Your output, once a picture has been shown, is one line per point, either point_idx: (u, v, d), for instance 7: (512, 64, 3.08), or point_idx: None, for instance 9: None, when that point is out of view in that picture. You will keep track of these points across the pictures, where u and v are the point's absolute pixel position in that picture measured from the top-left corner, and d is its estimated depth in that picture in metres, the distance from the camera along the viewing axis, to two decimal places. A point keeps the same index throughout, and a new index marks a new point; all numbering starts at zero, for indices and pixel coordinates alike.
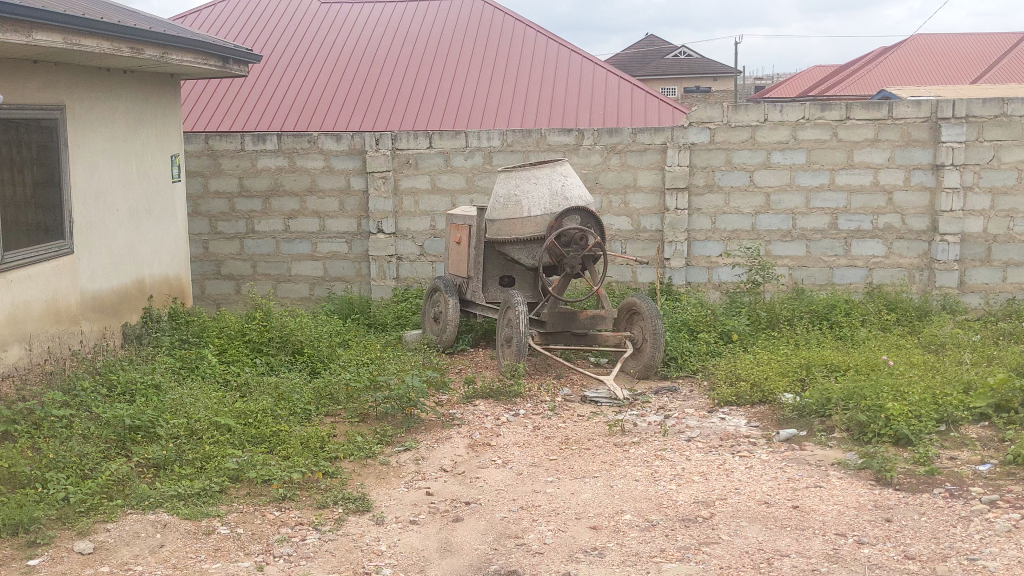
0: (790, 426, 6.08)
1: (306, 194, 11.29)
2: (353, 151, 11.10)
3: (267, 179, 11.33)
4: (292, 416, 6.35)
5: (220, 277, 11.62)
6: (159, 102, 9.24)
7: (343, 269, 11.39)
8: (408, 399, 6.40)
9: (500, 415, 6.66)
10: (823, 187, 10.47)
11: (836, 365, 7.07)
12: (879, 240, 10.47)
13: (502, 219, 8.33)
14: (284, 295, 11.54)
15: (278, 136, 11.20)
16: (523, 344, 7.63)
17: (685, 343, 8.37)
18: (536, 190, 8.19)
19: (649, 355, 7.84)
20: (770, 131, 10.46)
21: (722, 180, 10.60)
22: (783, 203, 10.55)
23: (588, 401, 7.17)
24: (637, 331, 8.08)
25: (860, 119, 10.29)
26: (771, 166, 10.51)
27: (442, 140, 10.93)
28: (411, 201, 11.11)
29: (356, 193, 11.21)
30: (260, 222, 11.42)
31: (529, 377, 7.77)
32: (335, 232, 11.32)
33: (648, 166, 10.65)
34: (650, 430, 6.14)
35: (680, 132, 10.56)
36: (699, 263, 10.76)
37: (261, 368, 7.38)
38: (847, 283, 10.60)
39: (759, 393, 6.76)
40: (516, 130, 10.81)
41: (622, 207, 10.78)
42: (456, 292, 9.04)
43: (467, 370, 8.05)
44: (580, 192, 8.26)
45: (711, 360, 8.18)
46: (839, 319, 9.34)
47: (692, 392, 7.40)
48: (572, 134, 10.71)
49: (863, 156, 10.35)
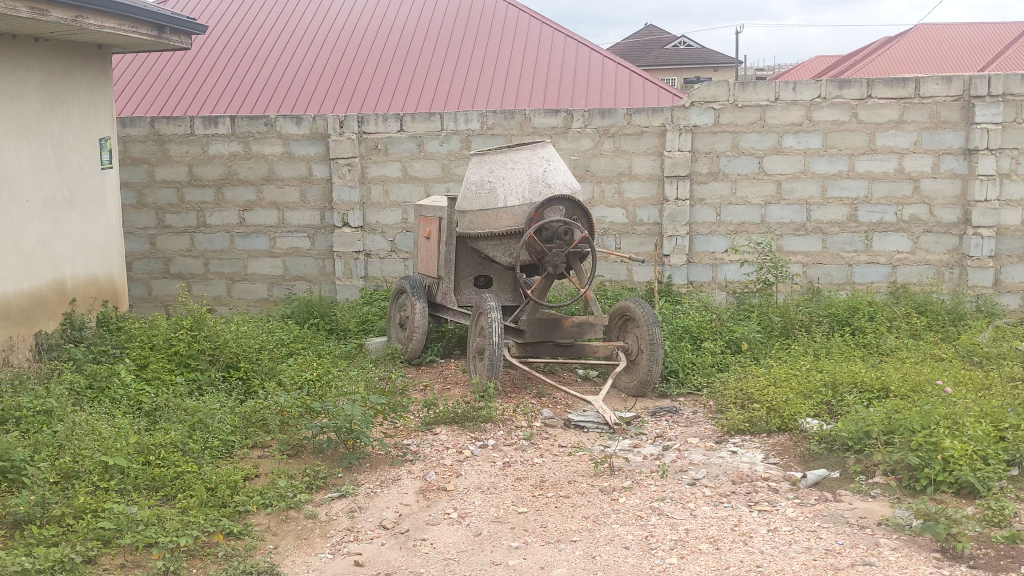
0: (817, 465, 4.92)
1: (263, 183, 10.12)
2: (315, 135, 9.93)
3: (220, 167, 10.15)
4: (208, 451, 5.21)
5: (168, 276, 10.43)
6: (84, 78, 8.09)
7: (305, 267, 10.21)
8: (350, 430, 5.22)
9: (463, 447, 5.48)
10: (841, 174, 9.30)
11: (868, 385, 5.91)
12: (903, 234, 9.30)
13: (474, 210, 7.15)
14: (239, 296, 10.35)
15: (231, 118, 10.03)
16: (497, 359, 6.45)
17: (688, 353, 7.23)
18: (515, 176, 7.02)
19: (645, 370, 6.71)
20: (782, 112, 9.29)
21: (729, 168, 9.43)
22: (796, 192, 9.37)
23: (573, 427, 6.02)
24: (632, 339, 6.94)
25: (882, 98, 9.13)
26: (784, 151, 9.33)
27: (414, 123, 9.76)
28: (380, 191, 9.94)
29: (318, 182, 10.03)
30: (213, 215, 10.25)
31: (505, 395, 6.60)
32: (296, 226, 10.14)
33: (644, 151, 9.48)
34: (646, 470, 4.97)
35: (680, 113, 9.39)
36: (701, 260, 9.57)
37: (183, 388, 6.21)
38: (868, 282, 9.42)
39: (777, 419, 5.59)
40: (497, 111, 9.65)
41: (616, 197, 9.59)
42: (425, 295, 7.88)
43: (433, 388, 6.88)
44: (565, 179, 7.09)
45: (719, 374, 7.02)
46: (863, 324, 8.16)
47: (697, 414, 6.24)
48: (560, 115, 9.54)
49: (887, 139, 9.18)
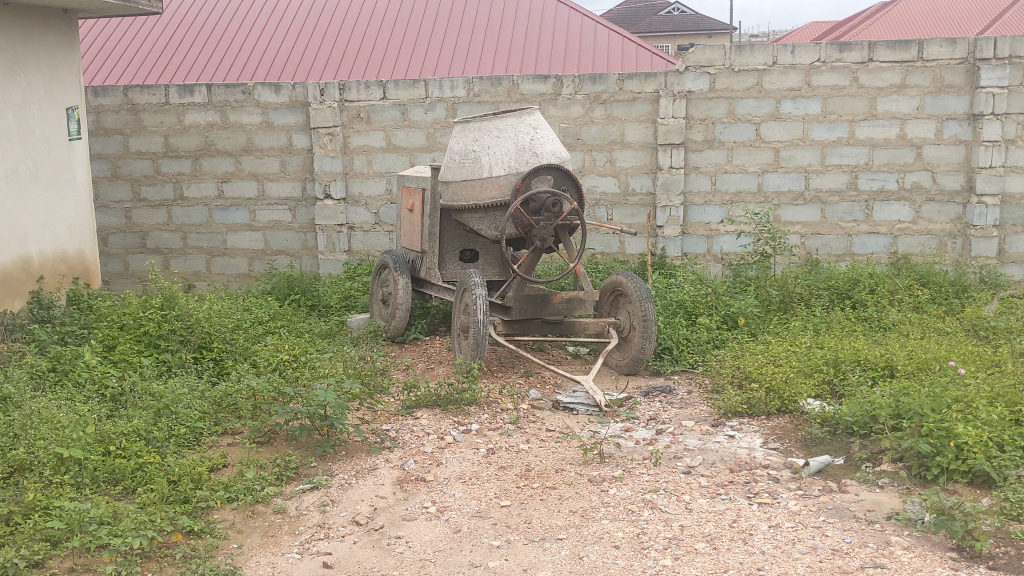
0: (820, 451, 4.64)
1: (241, 154, 9.75)
2: (294, 103, 9.56)
3: (197, 137, 9.77)
4: (173, 441, 4.91)
5: (145, 251, 10.07)
6: (48, 44, 7.70)
7: (286, 241, 9.86)
8: (324, 416, 4.90)
9: (445, 432, 5.18)
10: (840, 141, 8.96)
11: (872, 364, 5.63)
12: (905, 203, 8.98)
13: (457, 181, 6.80)
14: (219, 272, 10.00)
15: (207, 86, 9.65)
16: (482, 337, 6.14)
17: (682, 329, 6.93)
18: (501, 144, 6.68)
19: (638, 348, 6.42)
20: (780, 76, 8.93)
21: (724, 135, 9.08)
22: (794, 160, 9.03)
23: (562, 409, 5.74)
24: (624, 316, 6.65)
25: (884, 61, 8.78)
26: (782, 117, 8.98)
27: (397, 90, 9.40)
28: (364, 161, 9.59)
29: (299, 152, 9.67)
30: (190, 187, 9.88)
31: (491, 376, 6.30)
32: (276, 198, 9.78)
33: (637, 118, 9.12)
34: (638, 457, 4.68)
35: (674, 78, 9.03)
36: (696, 231, 9.25)
37: (150, 372, 5.89)
38: (868, 252, 9.10)
39: (777, 401, 5.30)
40: (484, 78, 9.28)
41: (607, 166, 9.24)
42: (408, 270, 7.57)
43: (416, 368, 6.57)
44: (553, 148, 6.76)
45: (715, 351, 6.74)
46: (864, 297, 7.86)
47: (691, 395, 5.96)
48: (549, 81, 9.17)
49: (888, 104, 8.84)
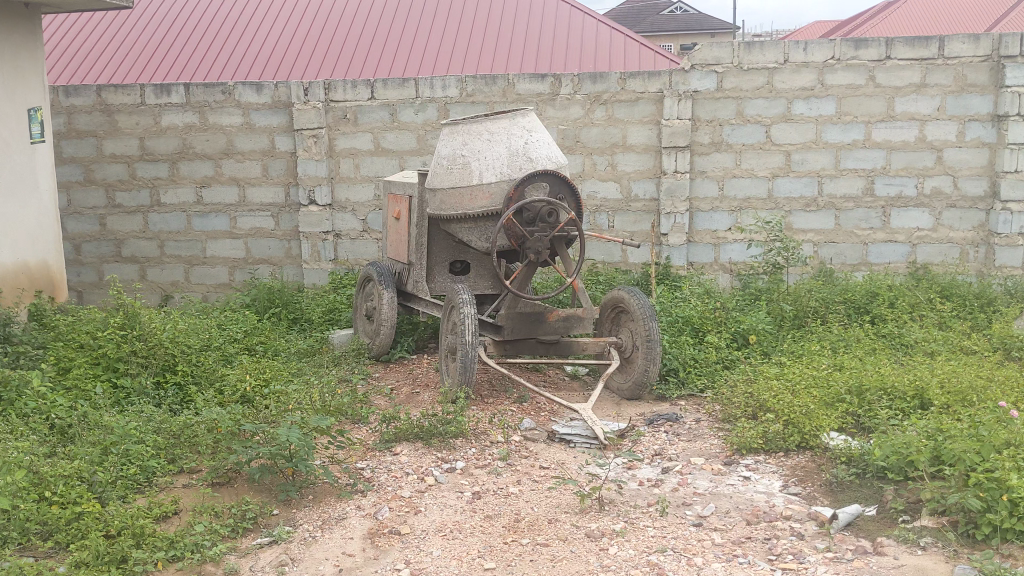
0: (848, 499, 4.10)
1: (221, 157, 9.22)
2: (277, 104, 9.04)
3: (175, 140, 9.24)
4: (119, 484, 4.39)
5: (120, 260, 9.53)
6: (7, 42, 7.18)
7: (268, 250, 9.32)
8: (288, 457, 4.36)
9: (426, 471, 4.64)
10: (856, 144, 8.42)
11: (901, 395, 5.10)
12: (924, 210, 8.43)
13: (445, 188, 6.26)
14: (198, 282, 9.46)
15: (185, 86, 9.13)
16: (470, 361, 5.61)
17: (689, 348, 6.41)
18: (492, 148, 6.14)
19: (642, 371, 5.91)
20: (792, 75, 8.39)
21: (732, 138, 8.54)
22: (806, 163, 8.49)
23: (557, 441, 5.21)
24: (626, 335, 6.15)
25: (903, 59, 8.25)
26: (793, 118, 8.44)
27: (386, 90, 8.87)
28: (350, 165, 9.06)
29: (282, 155, 9.14)
30: (167, 193, 9.35)
31: (480, 402, 5.77)
32: (258, 204, 9.25)
33: (640, 120, 8.58)
34: (642, 504, 4.15)
35: (679, 76, 8.49)
36: (702, 239, 8.70)
37: (103, 401, 5.35)
38: (885, 262, 8.56)
39: (797, 436, 4.76)
40: (477, 77, 8.75)
41: (608, 170, 8.70)
42: (393, 283, 7.05)
43: (400, 393, 6.04)
44: (548, 152, 6.22)
45: (725, 374, 6.20)
46: (883, 311, 7.32)
47: (700, 425, 5.42)
48: (547, 80, 8.63)
49: (907, 105, 8.30)
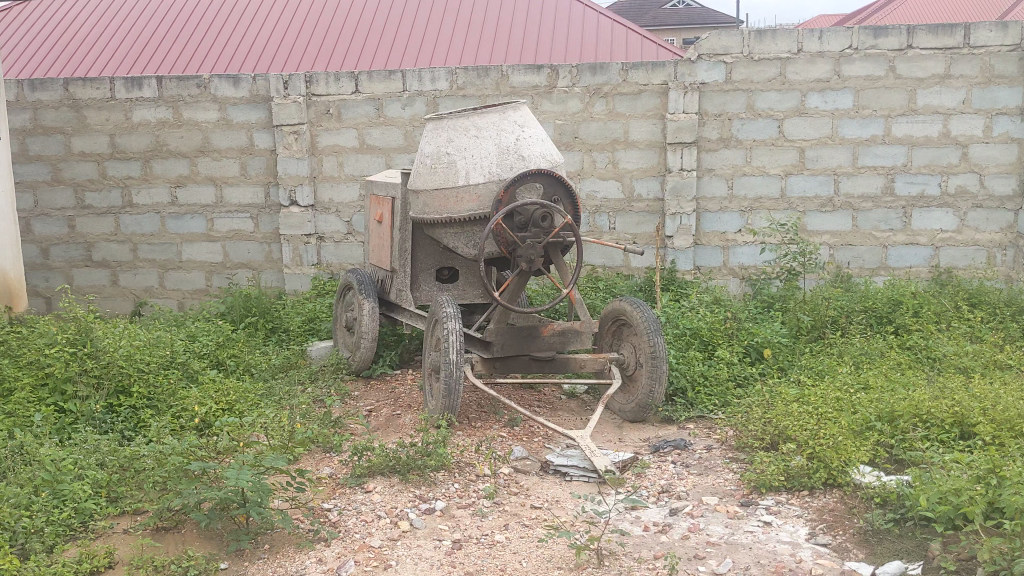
0: (888, 554, 3.53)
1: (197, 155, 8.66)
2: (255, 98, 8.47)
3: (147, 136, 8.68)
4: (48, 531, 3.82)
5: (90, 265, 8.95)
6: None
7: (247, 253, 8.75)
8: (239, 502, 3.79)
9: (402, 513, 4.08)
10: (875, 139, 7.83)
11: (938, 423, 4.54)
12: (948, 210, 7.85)
13: (428, 189, 5.69)
14: (173, 288, 8.89)
15: (157, 79, 8.56)
16: (455, 383, 5.05)
17: (699, 365, 5.85)
18: (480, 146, 5.57)
19: (646, 392, 5.36)
20: (806, 65, 7.80)
21: (742, 134, 7.95)
22: (821, 160, 7.91)
23: (553, 474, 4.65)
24: (628, 351, 5.58)
25: (925, 48, 7.67)
26: (807, 112, 7.86)
27: (371, 83, 8.31)
28: (334, 163, 8.49)
29: (261, 153, 8.57)
30: (139, 193, 8.78)
31: (467, 427, 5.21)
32: (236, 205, 8.68)
33: (642, 114, 8.01)
34: (648, 558, 3.58)
35: (685, 68, 7.92)
36: (710, 242, 8.12)
37: (43, 428, 4.78)
38: (905, 266, 7.98)
39: (823, 472, 4.19)
40: (469, 68, 8.17)
41: (609, 168, 8.12)
42: (375, 292, 6.48)
43: (380, 417, 5.48)
44: (542, 149, 5.65)
45: (739, 393, 5.64)
46: (908, 321, 6.73)
47: (712, 454, 4.86)
48: (543, 72, 8.06)
49: (929, 98, 7.73)
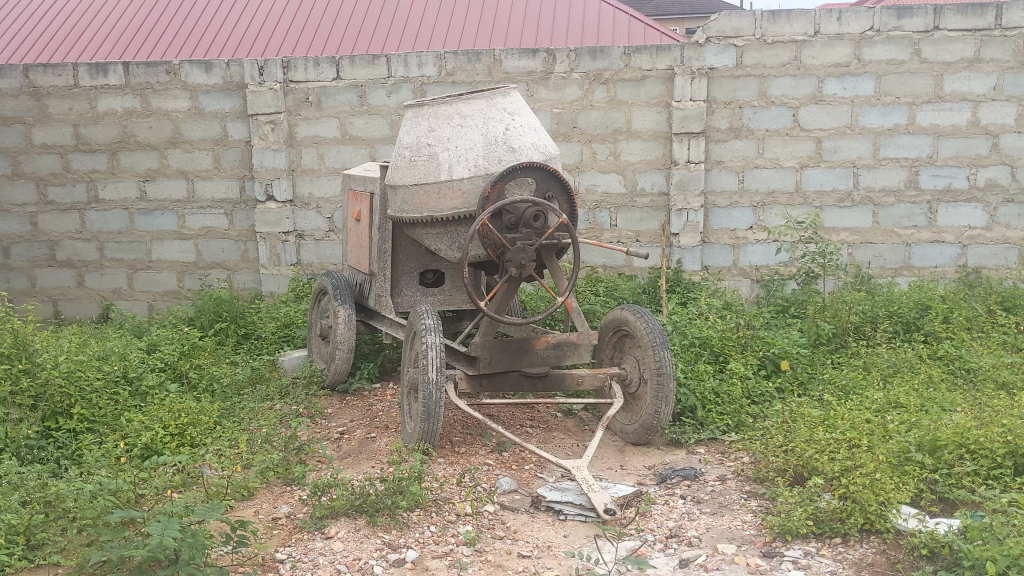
0: None
1: (166, 147, 8.05)
2: (228, 86, 7.86)
3: (114, 127, 8.07)
4: None
5: (54, 265, 8.35)
6: None
7: (221, 252, 8.16)
8: (168, 561, 3.20)
9: (366, 566, 3.50)
10: (897, 129, 7.21)
11: (989, 456, 3.94)
12: (977, 205, 7.24)
13: (407, 184, 5.07)
14: (143, 289, 8.30)
15: (123, 65, 7.95)
16: (434, 406, 4.43)
17: (710, 380, 5.25)
18: (465, 136, 4.96)
19: (650, 413, 4.77)
20: (824, 49, 7.18)
21: (754, 123, 7.33)
22: (840, 152, 7.29)
23: (545, 511, 4.06)
24: (631, 365, 4.99)
25: (953, 30, 7.06)
26: (824, 100, 7.24)
27: (353, 68, 7.69)
28: (314, 155, 7.88)
29: (235, 144, 7.97)
30: (106, 188, 8.17)
31: (449, 455, 4.61)
32: (210, 200, 8.08)
33: (646, 102, 7.39)
34: None
35: (692, 51, 7.29)
36: (719, 239, 7.51)
37: None
38: (930, 265, 7.36)
39: (858, 517, 3.59)
40: (458, 53, 7.55)
41: (610, 160, 7.50)
42: (352, 298, 5.89)
43: (352, 442, 4.88)
44: (535, 140, 5.04)
45: (755, 413, 5.05)
46: (937, 328, 6.12)
47: (728, 488, 4.26)
48: (539, 56, 7.44)
49: (957, 84, 7.11)
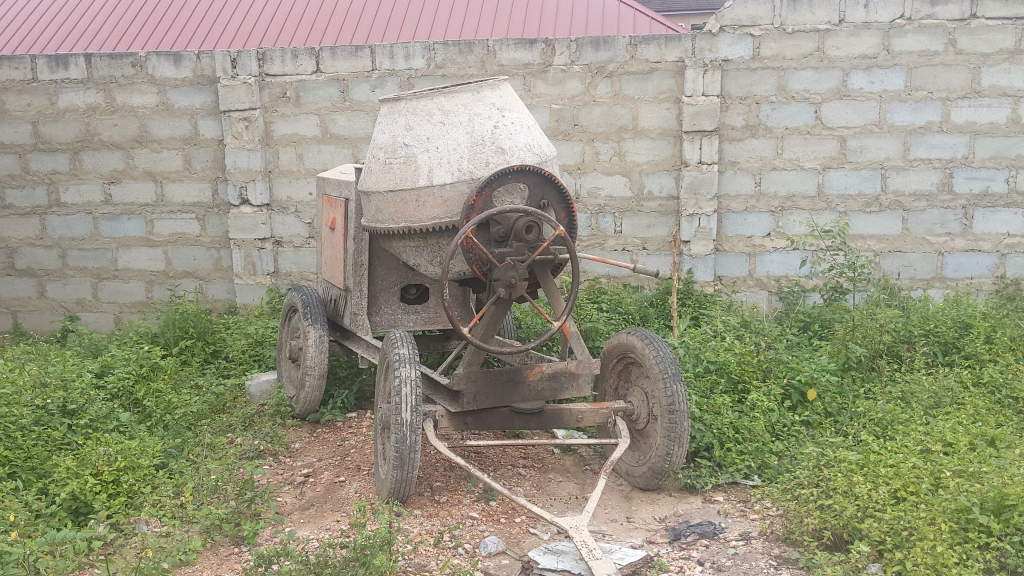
0: None
1: (133, 146, 7.41)
2: (199, 80, 7.23)
3: (76, 124, 7.44)
4: None
5: (13, 274, 7.72)
6: None
7: (193, 261, 7.52)
8: None
9: None
10: (930, 127, 6.55)
11: None
12: (1017, 211, 6.57)
13: (381, 190, 4.43)
14: (108, 301, 7.65)
15: (85, 57, 7.31)
16: (408, 451, 3.78)
17: (729, 413, 4.61)
18: (448, 135, 4.32)
19: (660, 455, 4.13)
20: (850, 38, 6.51)
21: (773, 120, 6.68)
22: (866, 152, 6.63)
23: None
24: (638, 399, 4.34)
25: (992, 18, 6.40)
26: (849, 95, 6.58)
27: (334, 60, 7.05)
28: (292, 155, 7.24)
29: (207, 143, 7.33)
30: (68, 191, 7.54)
31: (427, 506, 3.97)
32: (180, 204, 7.44)
33: (654, 97, 6.74)
34: None
35: (705, 41, 6.64)
36: (734, 248, 6.85)
37: None
38: (965, 276, 6.69)
39: None
40: (449, 43, 6.90)
41: (614, 161, 6.84)
42: (324, 317, 5.25)
43: (317, 489, 4.23)
44: (528, 140, 4.40)
45: (781, 453, 4.40)
46: (981, 350, 5.45)
47: (754, 553, 3.62)
48: (537, 47, 6.79)
49: (996, 77, 6.45)
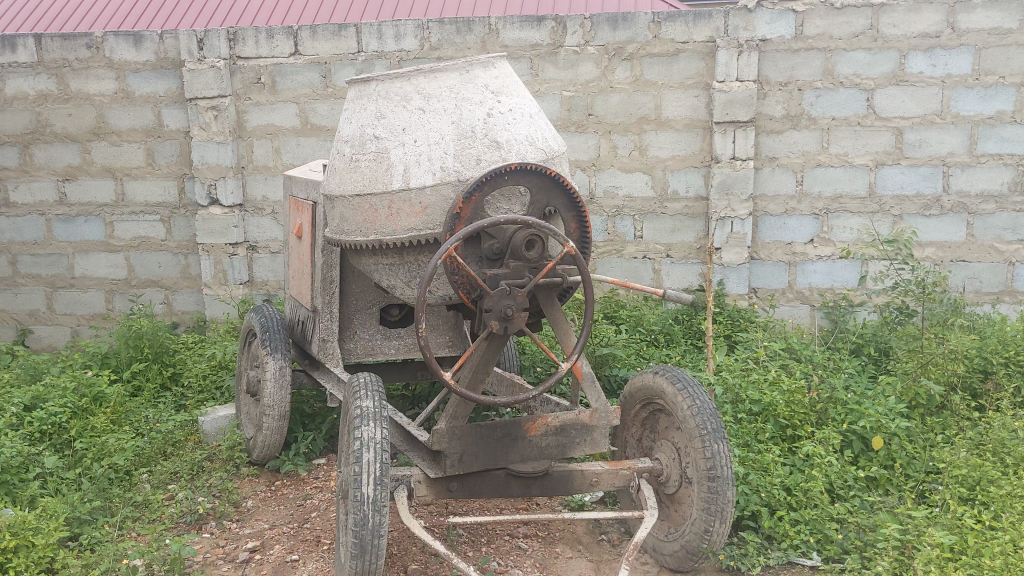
0: None
1: (89, 138, 6.56)
2: (162, 63, 6.37)
3: (25, 114, 6.58)
4: None
5: None
6: None
7: (157, 267, 6.66)
8: None
9: None
10: (1002, 117, 5.61)
11: None
12: None
13: (347, 193, 3.55)
14: (64, 313, 6.80)
15: (34, 37, 6.45)
16: (370, 536, 2.89)
17: (779, 472, 3.73)
18: (428, 126, 3.43)
19: (697, 530, 3.25)
20: (910, 13, 5.58)
21: (818, 109, 5.76)
22: (927, 147, 5.69)
23: None
24: (667, 456, 3.45)
25: None
26: (907, 80, 5.64)
27: (313, 41, 6.17)
28: (268, 148, 6.37)
29: (171, 135, 6.47)
30: (18, 189, 6.69)
31: None
32: (143, 204, 6.59)
33: (680, 82, 5.83)
34: None
35: (739, 19, 5.71)
36: (771, 255, 5.95)
37: None
38: None
39: None
40: (445, 20, 6.01)
41: (634, 156, 5.94)
42: (286, 344, 4.36)
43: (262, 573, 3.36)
44: (530, 132, 3.52)
45: (846, 525, 3.51)
46: None
47: None
48: (545, 25, 5.89)
49: None
